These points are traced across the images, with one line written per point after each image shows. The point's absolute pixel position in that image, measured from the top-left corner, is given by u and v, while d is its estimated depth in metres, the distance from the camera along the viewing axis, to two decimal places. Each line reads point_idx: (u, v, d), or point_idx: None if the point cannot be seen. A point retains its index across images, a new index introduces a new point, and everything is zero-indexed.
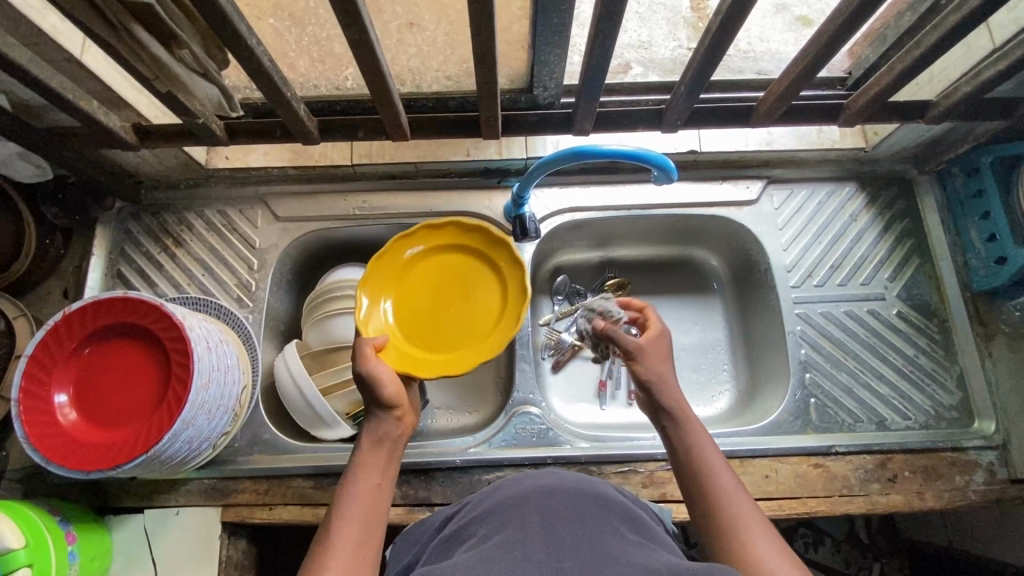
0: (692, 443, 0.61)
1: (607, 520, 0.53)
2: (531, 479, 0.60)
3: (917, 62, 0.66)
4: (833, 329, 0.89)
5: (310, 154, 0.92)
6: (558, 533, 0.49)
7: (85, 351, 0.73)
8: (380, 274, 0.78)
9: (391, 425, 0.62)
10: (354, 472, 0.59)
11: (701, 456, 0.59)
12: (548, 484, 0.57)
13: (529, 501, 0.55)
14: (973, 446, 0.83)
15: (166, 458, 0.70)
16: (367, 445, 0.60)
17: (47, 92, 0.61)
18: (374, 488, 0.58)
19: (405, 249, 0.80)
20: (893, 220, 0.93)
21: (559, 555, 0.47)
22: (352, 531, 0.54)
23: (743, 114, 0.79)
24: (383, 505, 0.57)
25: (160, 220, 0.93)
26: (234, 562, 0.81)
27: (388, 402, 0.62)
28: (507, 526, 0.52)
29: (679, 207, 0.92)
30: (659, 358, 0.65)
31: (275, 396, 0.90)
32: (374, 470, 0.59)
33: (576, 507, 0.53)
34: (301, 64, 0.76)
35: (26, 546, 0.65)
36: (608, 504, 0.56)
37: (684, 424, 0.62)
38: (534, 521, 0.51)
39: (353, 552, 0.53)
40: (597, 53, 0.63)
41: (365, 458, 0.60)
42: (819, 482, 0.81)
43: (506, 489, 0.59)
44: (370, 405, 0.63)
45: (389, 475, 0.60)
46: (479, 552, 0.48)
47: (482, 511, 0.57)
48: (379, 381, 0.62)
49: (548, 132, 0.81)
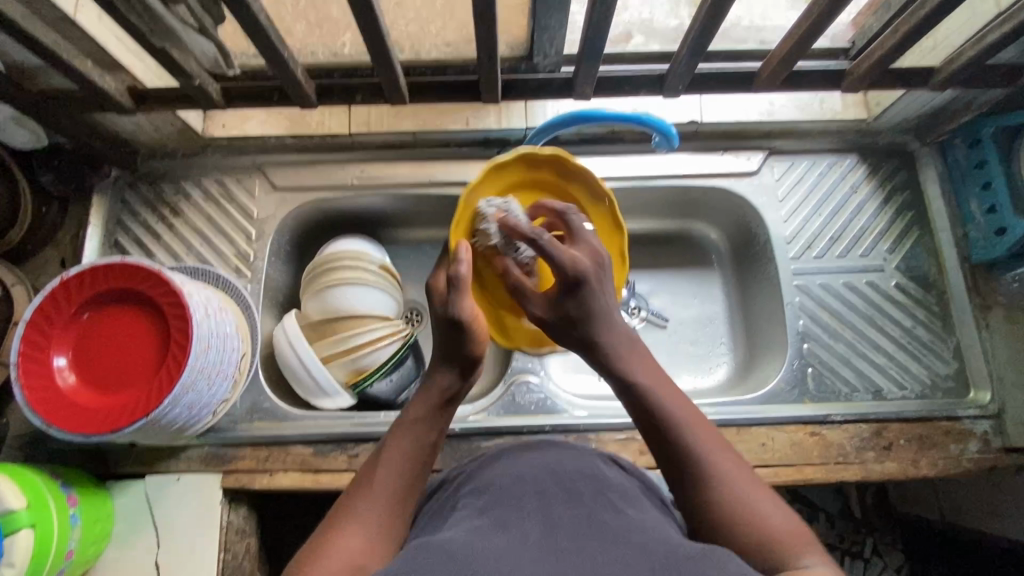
0: (657, 409, 0.57)
1: (604, 498, 0.52)
2: (531, 456, 0.59)
3: (923, 22, 0.65)
4: (833, 301, 0.89)
5: (307, 122, 0.91)
6: (559, 515, 0.49)
7: (84, 316, 0.73)
8: (486, 183, 0.72)
9: (463, 384, 0.61)
10: (406, 426, 0.58)
11: (669, 423, 0.56)
12: (548, 462, 0.58)
13: (528, 481, 0.54)
14: (967, 416, 0.83)
15: (167, 423, 0.71)
16: (425, 399, 0.59)
17: (42, 50, 0.60)
18: (422, 445, 0.57)
19: (521, 167, 0.73)
20: (893, 192, 0.93)
21: (557, 536, 0.46)
22: (392, 483, 0.54)
23: (746, 80, 0.78)
24: (428, 466, 0.57)
25: (157, 189, 0.92)
26: (235, 528, 0.82)
27: (473, 365, 0.61)
28: (503, 500, 0.52)
29: (679, 177, 0.92)
30: (581, 302, 0.59)
31: (275, 365, 0.90)
32: (430, 429, 0.58)
33: (576, 487, 0.53)
34: (298, 30, 0.75)
35: (27, 507, 0.66)
36: (610, 483, 0.56)
37: (649, 388, 0.58)
38: (530, 501, 0.51)
39: (388, 507, 0.52)
40: (599, 12, 0.62)
41: (423, 412, 0.58)
42: (816, 450, 0.82)
43: (503, 463, 0.59)
44: (450, 359, 0.60)
45: (442, 434, 0.60)
46: (471, 528, 0.47)
47: (477, 483, 0.57)
48: (478, 340, 0.59)
49: (549, 97, 0.80)
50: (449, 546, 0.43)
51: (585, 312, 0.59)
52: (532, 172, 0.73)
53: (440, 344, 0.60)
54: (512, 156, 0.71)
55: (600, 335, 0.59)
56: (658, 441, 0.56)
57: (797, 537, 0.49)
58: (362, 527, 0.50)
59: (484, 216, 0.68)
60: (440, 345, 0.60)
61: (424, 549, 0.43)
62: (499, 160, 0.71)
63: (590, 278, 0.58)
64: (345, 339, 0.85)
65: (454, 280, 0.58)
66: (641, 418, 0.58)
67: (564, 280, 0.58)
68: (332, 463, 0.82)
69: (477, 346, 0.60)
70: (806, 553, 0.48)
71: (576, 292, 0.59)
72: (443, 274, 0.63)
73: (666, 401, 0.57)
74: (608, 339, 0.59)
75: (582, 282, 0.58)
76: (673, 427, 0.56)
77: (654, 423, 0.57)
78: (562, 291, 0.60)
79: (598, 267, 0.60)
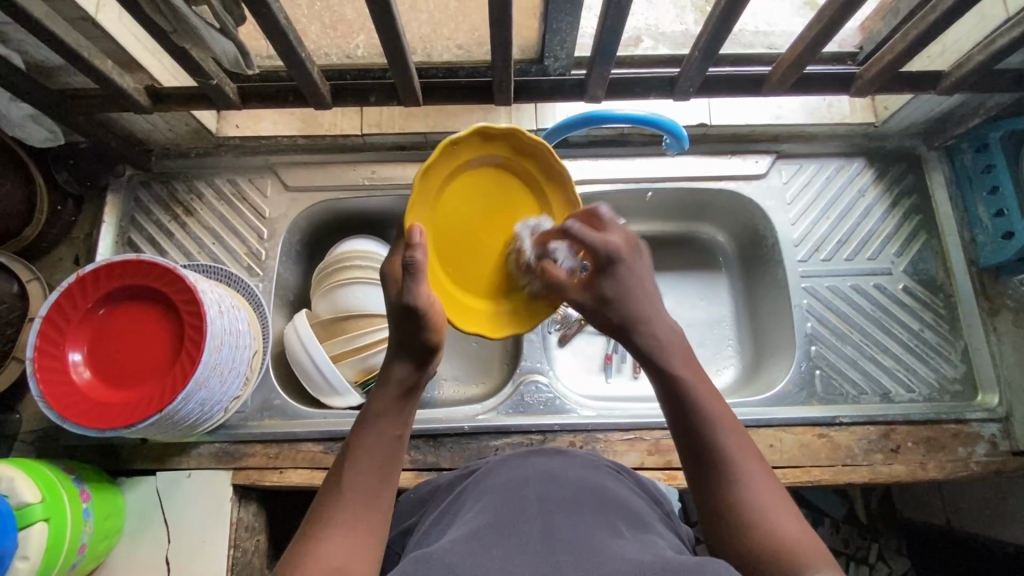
0: (695, 405, 0.57)
1: (606, 510, 0.53)
2: (539, 461, 0.62)
3: (933, 27, 0.66)
4: (840, 303, 0.90)
5: (319, 122, 0.92)
6: (559, 522, 0.50)
7: (100, 311, 0.74)
8: (438, 168, 0.65)
9: (421, 375, 0.60)
10: (370, 423, 0.58)
11: (703, 420, 0.57)
12: (552, 471, 0.59)
13: (533, 485, 0.56)
14: (975, 418, 0.83)
15: (180, 418, 0.72)
16: (384, 394, 0.59)
17: (63, 49, 0.61)
18: (389, 441, 0.57)
19: (475, 144, 0.66)
20: (901, 196, 0.93)
21: (555, 550, 0.47)
22: (364, 485, 0.54)
23: (756, 83, 0.78)
24: (394, 466, 0.57)
25: (170, 188, 0.93)
26: (244, 525, 0.82)
27: (430, 355, 0.60)
28: (507, 500, 0.53)
29: (688, 180, 0.92)
30: (620, 283, 0.63)
31: (285, 363, 0.91)
32: (391, 426, 0.58)
33: (578, 497, 0.54)
34: (313, 31, 0.76)
35: (42, 500, 0.66)
36: (613, 492, 0.57)
37: (688, 379, 0.59)
38: (535, 507, 0.52)
39: (364, 510, 0.53)
40: (612, 13, 0.62)
41: (383, 407, 0.58)
42: (823, 452, 0.82)
43: (508, 469, 0.61)
44: (407, 349, 0.60)
45: (407, 427, 0.59)
46: (471, 533, 0.49)
47: (484, 487, 0.58)
48: (434, 328, 0.59)
49: (560, 100, 0.81)
50: (448, 556, 0.45)
51: (624, 294, 0.63)
52: (486, 148, 0.67)
53: (398, 335, 0.60)
54: (468, 133, 0.64)
55: (646, 321, 0.62)
56: (687, 436, 0.57)
57: (808, 547, 0.49)
58: (343, 529, 0.51)
59: (518, 236, 0.69)
60: (396, 336, 0.60)
61: (426, 557, 0.45)
62: (457, 138, 0.63)
63: (626, 258, 0.63)
64: (355, 339, 0.86)
65: (410, 266, 0.58)
66: (673, 409, 0.59)
67: (603, 262, 0.63)
68: None
69: (435, 331, 0.59)
70: (823, 566, 0.47)
71: (609, 271, 0.63)
72: (399, 260, 0.62)
73: (703, 396, 0.58)
74: (652, 331, 0.62)
75: (619, 263, 0.63)
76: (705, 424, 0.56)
77: (684, 415, 0.58)
78: (606, 274, 0.64)
79: (633, 251, 0.64)
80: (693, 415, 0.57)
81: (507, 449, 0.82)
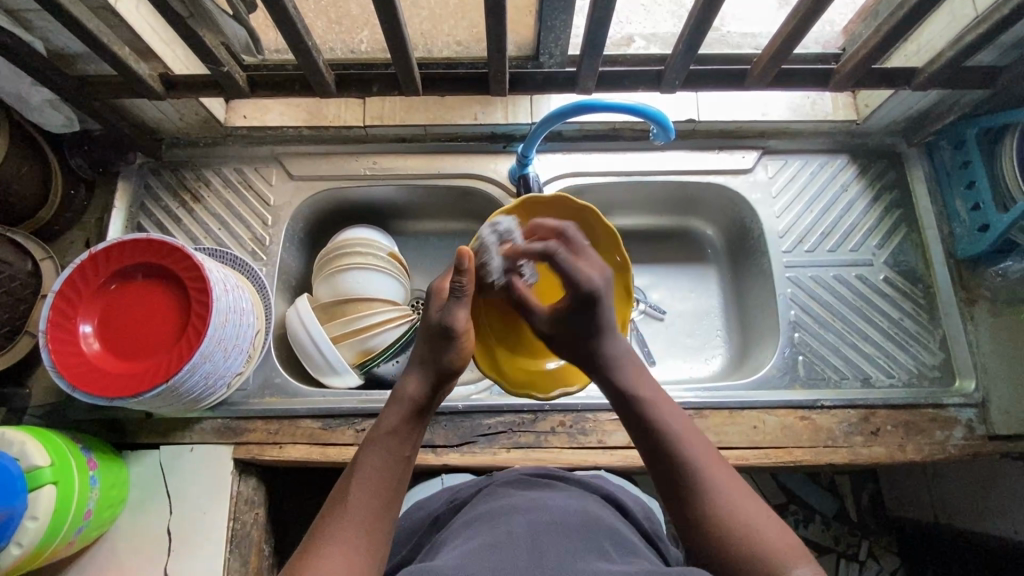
0: (651, 414, 0.63)
1: (589, 526, 0.56)
2: (530, 490, 0.65)
3: (902, 22, 0.70)
4: (823, 292, 0.93)
5: (322, 114, 0.96)
6: (542, 536, 0.53)
7: (111, 287, 0.77)
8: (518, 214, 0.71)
9: (434, 394, 0.66)
10: (379, 439, 0.61)
11: (667, 435, 0.61)
12: (541, 497, 0.62)
13: (523, 510, 0.59)
14: (952, 403, 0.86)
15: (184, 391, 0.75)
16: (400, 410, 0.63)
17: (86, 35, 0.66)
18: (397, 459, 0.60)
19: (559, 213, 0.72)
20: (881, 191, 0.97)
21: (541, 560, 0.49)
22: (367, 503, 0.56)
23: (739, 77, 0.82)
24: (404, 478, 0.60)
25: (179, 176, 0.97)
26: (245, 498, 0.84)
27: (447, 376, 0.66)
28: (496, 524, 0.56)
29: (678, 173, 0.96)
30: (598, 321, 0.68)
31: (286, 344, 0.94)
32: (403, 443, 0.61)
33: (564, 517, 0.57)
34: (319, 24, 0.84)
35: (51, 464, 0.69)
36: (599, 514, 0.60)
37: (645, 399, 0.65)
38: (523, 526, 0.54)
39: (365, 525, 0.54)
40: (601, 6, 0.66)
41: (397, 422, 0.62)
42: (805, 433, 0.84)
43: (495, 499, 0.64)
44: (432, 364, 0.66)
45: (415, 448, 0.62)
46: (464, 552, 0.51)
47: (475, 514, 0.61)
48: (460, 352, 0.66)
49: (553, 92, 0.84)
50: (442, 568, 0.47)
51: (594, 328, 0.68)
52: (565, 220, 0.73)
53: (425, 351, 0.67)
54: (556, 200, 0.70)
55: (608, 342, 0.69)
56: (654, 453, 0.61)
57: (785, 550, 0.53)
58: (343, 547, 0.52)
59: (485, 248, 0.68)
60: (424, 352, 0.67)
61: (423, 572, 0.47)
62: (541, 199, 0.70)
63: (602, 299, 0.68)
64: (355, 321, 0.89)
65: (457, 289, 0.65)
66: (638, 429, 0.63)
67: (579, 297, 0.68)
68: (340, 436, 0.85)
69: (459, 356, 0.66)
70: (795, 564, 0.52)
71: (583, 307, 0.68)
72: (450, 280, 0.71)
73: (662, 413, 0.63)
74: (613, 354, 0.69)
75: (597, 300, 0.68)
76: (670, 439, 0.61)
77: (647, 435, 0.62)
78: (576, 308, 0.68)
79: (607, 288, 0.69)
80: (656, 432, 0.61)
81: (499, 427, 0.85)
